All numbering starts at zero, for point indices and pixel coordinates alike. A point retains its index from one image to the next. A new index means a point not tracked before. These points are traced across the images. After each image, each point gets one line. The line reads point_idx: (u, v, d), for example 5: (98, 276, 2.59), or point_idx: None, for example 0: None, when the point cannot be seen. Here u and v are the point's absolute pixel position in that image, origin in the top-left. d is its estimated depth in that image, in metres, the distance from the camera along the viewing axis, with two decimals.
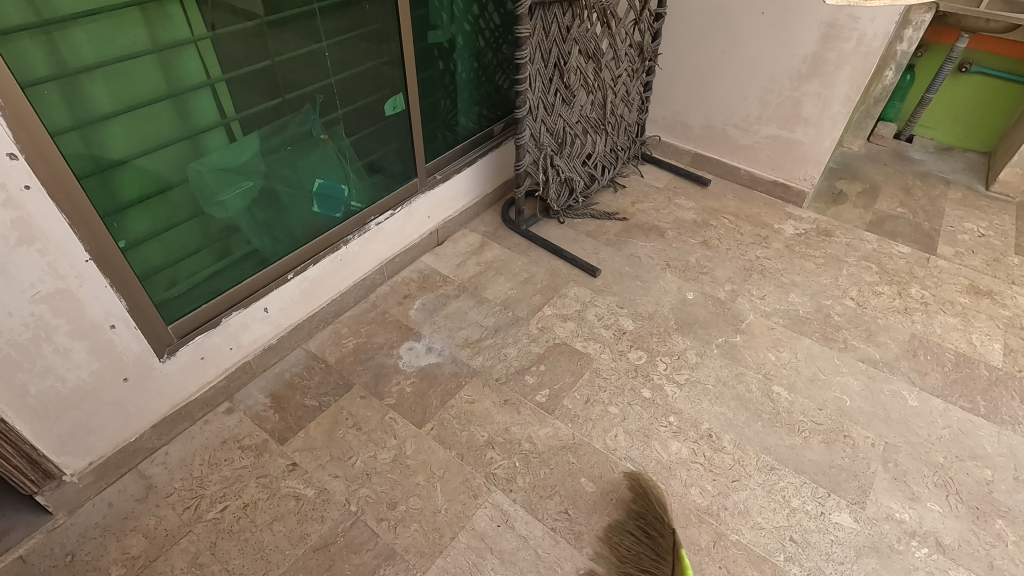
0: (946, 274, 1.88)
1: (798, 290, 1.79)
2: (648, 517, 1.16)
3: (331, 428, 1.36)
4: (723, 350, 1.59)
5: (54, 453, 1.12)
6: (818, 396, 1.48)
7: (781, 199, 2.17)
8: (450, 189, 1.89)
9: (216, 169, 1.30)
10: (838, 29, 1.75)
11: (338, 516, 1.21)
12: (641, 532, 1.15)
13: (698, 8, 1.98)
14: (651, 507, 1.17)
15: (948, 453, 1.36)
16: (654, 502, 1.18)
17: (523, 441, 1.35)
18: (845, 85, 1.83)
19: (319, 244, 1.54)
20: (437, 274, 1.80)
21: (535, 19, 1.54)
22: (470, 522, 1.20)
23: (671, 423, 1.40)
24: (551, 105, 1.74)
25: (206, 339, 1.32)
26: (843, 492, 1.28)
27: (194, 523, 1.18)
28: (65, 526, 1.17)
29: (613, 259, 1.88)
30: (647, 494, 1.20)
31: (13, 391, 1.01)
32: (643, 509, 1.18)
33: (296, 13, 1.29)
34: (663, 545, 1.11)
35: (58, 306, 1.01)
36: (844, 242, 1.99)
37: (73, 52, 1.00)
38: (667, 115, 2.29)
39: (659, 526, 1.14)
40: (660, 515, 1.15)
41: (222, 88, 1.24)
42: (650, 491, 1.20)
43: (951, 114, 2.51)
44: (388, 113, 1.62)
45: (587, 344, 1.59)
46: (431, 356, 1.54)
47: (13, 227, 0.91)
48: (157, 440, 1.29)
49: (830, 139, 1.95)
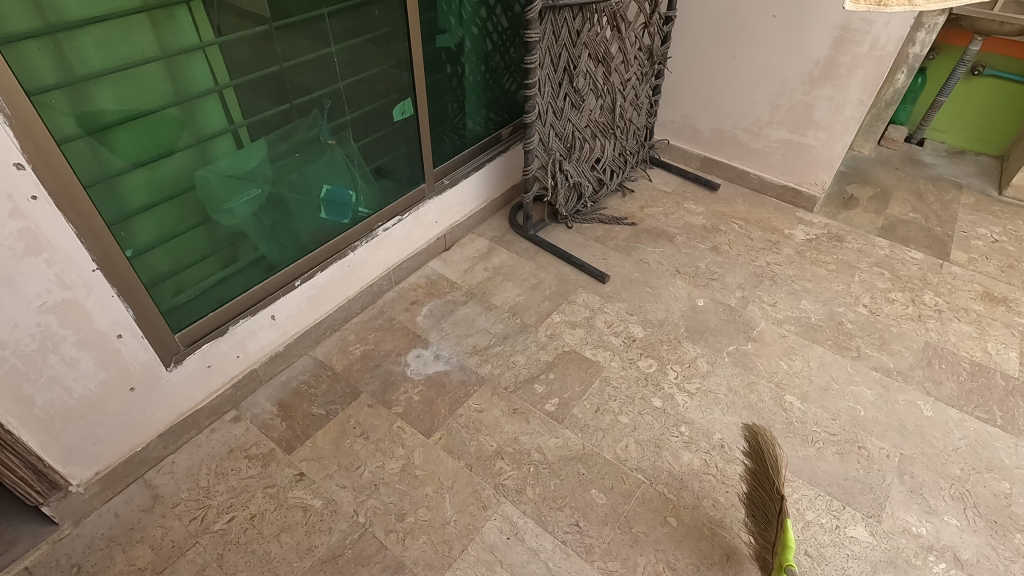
0: (960, 280, 1.85)
1: (810, 297, 1.77)
2: (765, 478, 1.15)
3: (339, 437, 1.35)
4: (734, 358, 1.57)
5: (60, 463, 1.10)
6: (831, 406, 1.45)
7: (791, 204, 2.15)
8: (457, 193, 1.87)
9: (224, 176, 1.28)
10: (851, 32, 1.73)
11: (346, 527, 1.19)
12: (756, 494, 1.16)
13: (709, 11, 1.95)
14: (767, 470, 1.15)
15: (965, 465, 1.33)
16: (770, 463, 1.15)
17: (533, 451, 1.33)
18: (859, 89, 1.81)
19: (326, 250, 1.52)
20: (445, 279, 1.79)
21: (545, 23, 1.52)
22: (479, 534, 1.19)
23: (682, 434, 1.38)
24: (561, 109, 1.72)
25: (214, 347, 1.31)
26: (858, 505, 1.26)
27: (201, 534, 1.17)
28: (71, 536, 1.16)
29: (622, 264, 1.86)
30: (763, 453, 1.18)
31: (20, 402, 0.99)
32: (761, 470, 1.17)
33: (304, 18, 1.28)
34: (772, 509, 1.10)
35: (65, 316, 1.00)
36: (856, 248, 1.97)
37: (80, 58, 0.99)
38: (676, 118, 2.27)
39: (771, 490, 1.12)
40: (773, 480, 1.13)
41: (230, 93, 1.23)
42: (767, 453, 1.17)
43: (963, 118, 2.48)
44: (396, 118, 1.61)
45: (596, 351, 1.57)
46: (439, 364, 1.53)
47: (20, 238, 0.90)
48: (164, 449, 1.28)
49: (842, 144, 1.93)
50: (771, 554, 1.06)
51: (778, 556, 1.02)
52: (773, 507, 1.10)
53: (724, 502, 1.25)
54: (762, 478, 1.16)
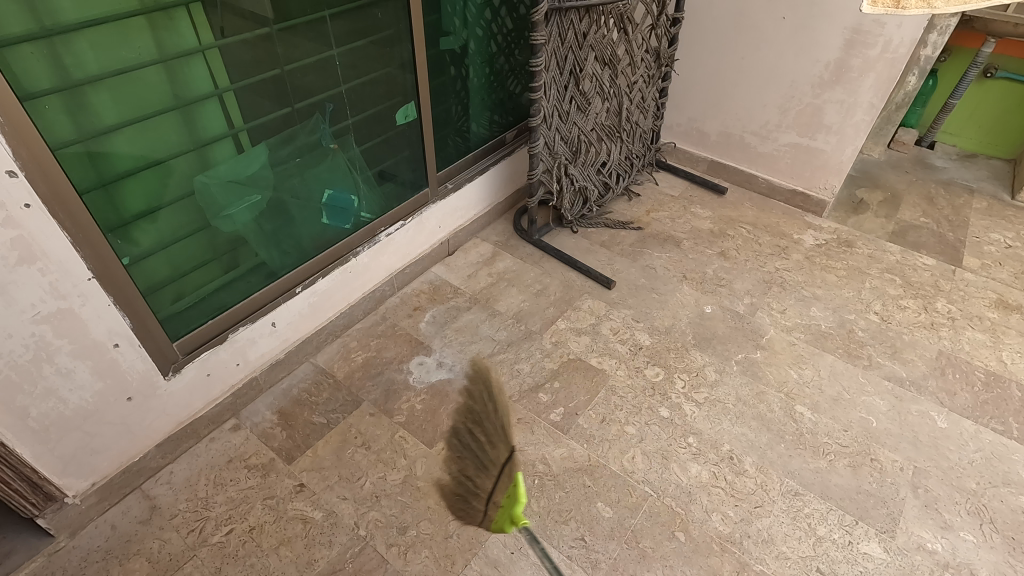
0: (973, 287, 1.81)
1: (820, 304, 1.74)
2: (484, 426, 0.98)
3: (340, 447, 1.32)
4: (742, 367, 1.54)
5: (55, 475, 1.08)
6: (842, 417, 1.42)
7: (800, 209, 2.12)
8: (461, 198, 1.85)
9: (224, 181, 1.26)
10: (863, 35, 1.70)
11: (346, 541, 1.17)
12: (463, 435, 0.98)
13: (717, 12, 1.92)
14: (491, 411, 0.99)
15: (981, 479, 1.30)
16: (496, 408, 0.99)
17: (538, 462, 1.30)
18: (870, 92, 1.77)
19: (328, 256, 1.50)
20: (448, 285, 1.76)
21: (551, 25, 1.50)
22: (483, 549, 1.16)
23: (690, 445, 1.35)
24: (566, 112, 1.69)
25: (213, 355, 1.29)
26: (871, 520, 1.23)
27: (199, 547, 1.15)
28: (68, 548, 1.14)
29: (629, 270, 1.83)
30: (492, 399, 1.00)
31: (14, 414, 0.97)
32: (477, 406, 0.99)
33: (306, 20, 1.25)
34: (490, 457, 0.95)
35: (60, 326, 0.98)
36: (866, 253, 1.93)
37: (76, 62, 0.97)
38: (683, 121, 2.24)
39: (492, 436, 0.97)
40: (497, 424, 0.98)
41: (230, 97, 1.21)
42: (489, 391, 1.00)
43: (975, 121, 2.44)
44: (399, 122, 1.58)
45: (602, 359, 1.55)
46: (442, 372, 1.50)
47: (13, 247, 0.88)
48: (162, 458, 1.26)
49: (852, 148, 1.89)
50: (489, 507, 0.93)
51: (505, 510, 0.91)
52: (495, 456, 0.95)
53: (733, 516, 1.22)
54: (480, 416, 0.99)
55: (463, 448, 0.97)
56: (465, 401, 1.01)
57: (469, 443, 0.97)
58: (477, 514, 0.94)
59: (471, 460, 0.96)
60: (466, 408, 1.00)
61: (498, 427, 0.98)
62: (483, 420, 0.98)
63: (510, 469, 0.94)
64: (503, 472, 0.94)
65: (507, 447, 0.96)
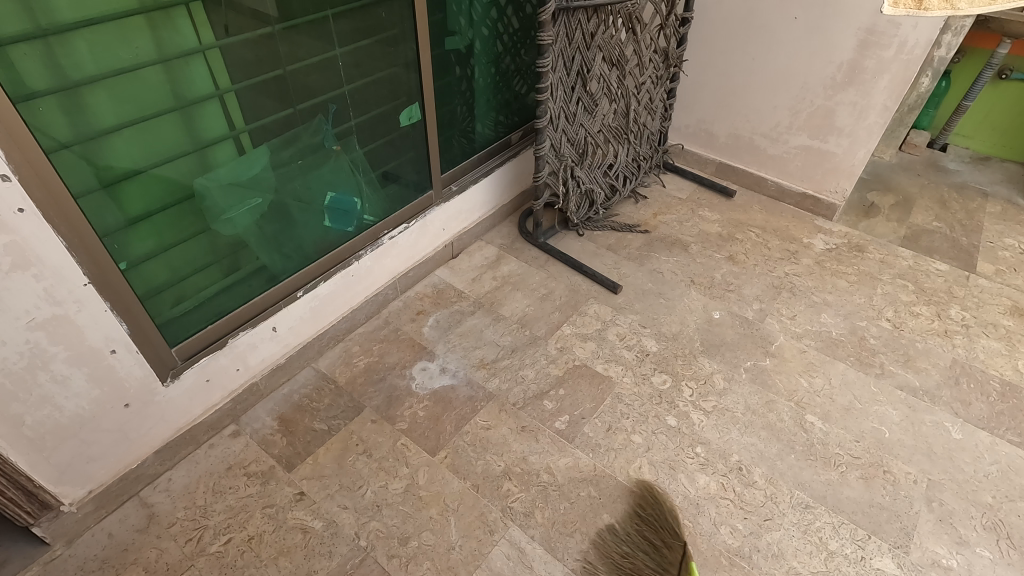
0: (988, 294, 1.77)
1: (830, 310, 1.70)
2: (665, 529, 1.14)
3: (342, 455, 1.30)
4: (752, 375, 1.51)
5: (51, 483, 1.06)
6: (854, 427, 1.39)
7: (810, 212, 2.08)
8: (466, 200, 1.82)
9: (225, 184, 1.24)
10: (877, 35, 1.67)
11: (347, 551, 1.15)
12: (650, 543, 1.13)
13: (728, 12, 1.89)
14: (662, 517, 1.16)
15: (997, 493, 1.27)
16: (666, 512, 1.16)
17: (542, 472, 1.28)
18: (885, 94, 1.73)
19: (330, 259, 1.47)
20: (452, 288, 1.74)
21: (558, 25, 1.47)
22: (486, 561, 1.13)
23: (698, 455, 1.32)
24: (573, 114, 1.66)
25: (213, 361, 1.27)
26: (884, 534, 1.19)
27: (197, 557, 1.13)
28: (64, 557, 1.12)
29: (635, 274, 1.80)
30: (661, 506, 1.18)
31: (9, 422, 0.95)
32: (658, 520, 1.16)
33: (308, 20, 1.23)
34: (670, 559, 1.09)
35: (55, 332, 0.96)
36: (878, 258, 1.90)
37: (74, 64, 0.95)
38: (691, 123, 2.21)
39: (667, 537, 1.12)
40: (668, 527, 1.14)
41: (232, 98, 1.19)
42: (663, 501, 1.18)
43: (989, 123, 2.40)
44: (404, 123, 1.56)
45: (608, 366, 1.52)
46: (445, 378, 1.47)
47: (7, 252, 0.85)
48: (160, 465, 1.24)
49: (864, 150, 1.86)
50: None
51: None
52: (671, 557, 1.09)
53: (742, 529, 1.19)
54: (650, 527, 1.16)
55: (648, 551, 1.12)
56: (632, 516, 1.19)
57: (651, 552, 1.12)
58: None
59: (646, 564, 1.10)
60: (646, 522, 1.17)
61: (670, 528, 1.13)
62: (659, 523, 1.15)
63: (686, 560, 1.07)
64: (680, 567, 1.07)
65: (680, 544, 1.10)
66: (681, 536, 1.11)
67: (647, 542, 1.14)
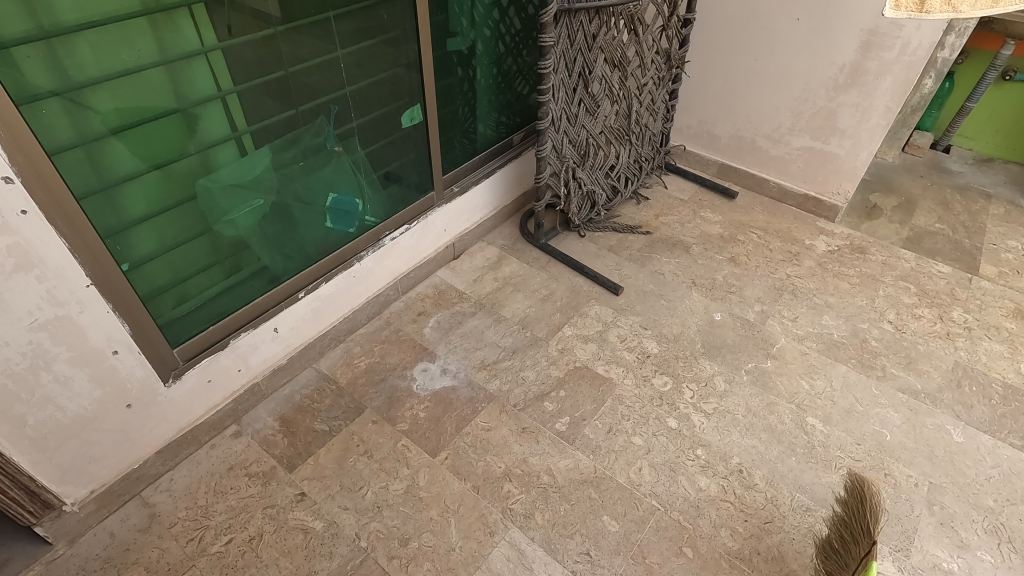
0: (990, 296, 1.77)
1: (832, 312, 1.70)
2: (856, 528, 1.02)
3: (342, 455, 1.30)
4: (753, 377, 1.51)
5: (53, 483, 1.07)
6: (855, 430, 1.39)
7: (812, 214, 2.08)
8: (467, 201, 1.82)
9: (227, 185, 1.25)
10: (879, 37, 1.66)
11: (348, 552, 1.15)
12: (839, 541, 1.04)
13: (730, 13, 1.89)
14: (863, 516, 1.03)
15: (998, 496, 1.26)
16: (870, 513, 1.02)
17: (542, 474, 1.28)
18: (887, 95, 1.73)
19: (331, 260, 1.48)
20: (453, 289, 1.74)
21: (560, 27, 1.46)
22: (486, 563, 1.14)
23: (699, 457, 1.32)
24: (575, 115, 1.66)
25: (214, 361, 1.27)
26: (885, 537, 1.19)
27: (199, 557, 1.13)
28: (66, 557, 1.12)
29: (637, 276, 1.80)
30: (863, 503, 1.04)
31: (11, 422, 0.96)
32: (853, 519, 1.04)
33: (310, 21, 1.23)
34: (853, 555, 1.00)
35: (57, 333, 0.96)
36: (880, 260, 1.89)
37: (76, 65, 0.95)
38: (693, 124, 2.20)
39: (857, 536, 1.01)
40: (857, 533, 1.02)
41: (233, 100, 1.19)
42: (870, 501, 1.04)
43: (992, 124, 2.39)
44: (405, 125, 1.56)
45: (609, 367, 1.52)
46: (446, 379, 1.48)
47: (9, 254, 0.85)
48: (161, 465, 1.24)
49: (867, 152, 1.85)
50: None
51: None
52: (856, 551, 1.00)
53: (742, 532, 1.19)
54: (852, 524, 1.04)
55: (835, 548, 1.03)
56: (841, 511, 1.08)
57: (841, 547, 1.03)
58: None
59: (837, 560, 1.03)
60: (843, 519, 1.06)
61: (864, 529, 1.01)
62: (852, 522, 1.04)
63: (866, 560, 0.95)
64: (859, 565, 0.97)
65: (869, 543, 0.98)
66: (874, 535, 0.99)
67: (842, 533, 1.04)
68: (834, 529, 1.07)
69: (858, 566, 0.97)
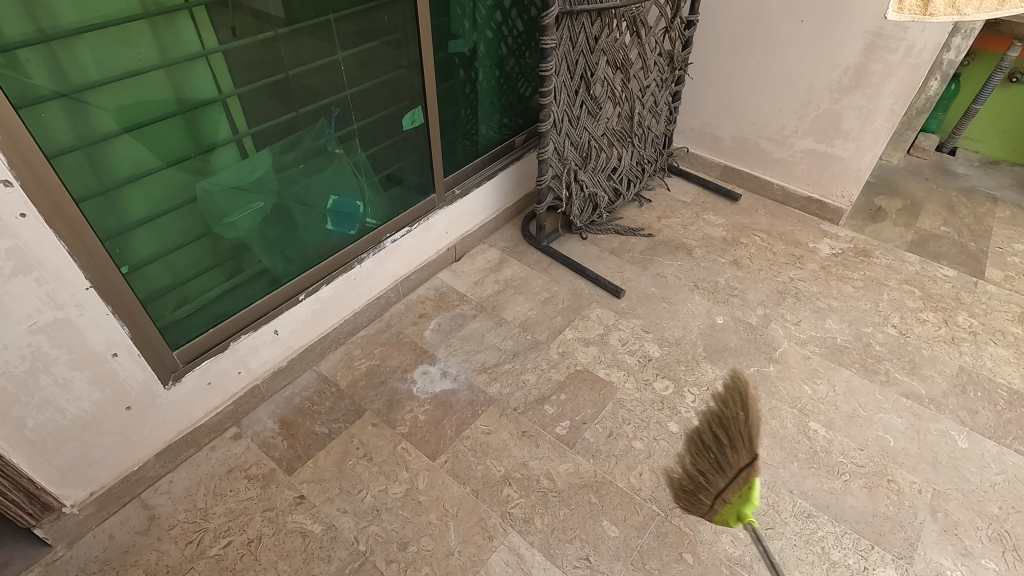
0: (996, 300, 1.75)
1: (835, 316, 1.69)
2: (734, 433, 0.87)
3: (341, 458, 1.30)
4: (755, 381, 1.50)
5: (52, 485, 1.07)
6: (859, 435, 1.37)
7: (816, 216, 2.06)
8: (469, 203, 1.82)
9: (227, 187, 1.25)
10: (884, 39, 1.65)
11: (346, 556, 1.14)
12: (710, 437, 0.90)
13: (733, 15, 1.88)
14: (742, 419, 0.87)
15: (1003, 504, 1.25)
16: (750, 417, 0.87)
17: (542, 478, 1.27)
18: (891, 98, 1.72)
19: (332, 263, 1.47)
20: (454, 291, 1.74)
21: (562, 29, 1.46)
22: (484, 567, 1.13)
23: None
24: (577, 117, 1.66)
25: (214, 364, 1.27)
26: (887, 545, 1.18)
27: (197, 559, 1.13)
28: (65, 558, 1.12)
29: (638, 279, 1.80)
30: (744, 406, 0.88)
31: (11, 424, 0.96)
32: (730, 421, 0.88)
33: (311, 23, 1.23)
34: (729, 460, 0.87)
35: (56, 336, 0.96)
36: (884, 264, 1.88)
37: (76, 68, 0.95)
38: (696, 126, 2.19)
39: (733, 441, 0.87)
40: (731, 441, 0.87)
41: (234, 102, 1.19)
42: (751, 404, 0.88)
43: (998, 126, 2.37)
44: (407, 127, 1.56)
45: (610, 371, 1.51)
46: (446, 382, 1.47)
47: (9, 257, 0.85)
48: (161, 467, 1.24)
49: (871, 155, 1.84)
50: (716, 501, 0.88)
51: (732, 506, 0.86)
52: (733, 459, 0.86)
53: (744, 538, 1.18)
54: (728, 423, 0.88)
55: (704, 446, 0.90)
56: (714, 406, 0.91)
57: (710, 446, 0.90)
58: (703, 505, 0.91)
59: (708, 458, 0.90)
60: (716, 414, 0.90)
61: (744, 435, 0.86)
62: (729, 425, 0.88)
63: (749, 473, 0.84)
64: (738, 475, 0.86)
65: (750, 453, 0.85)
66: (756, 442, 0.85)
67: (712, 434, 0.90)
68: (702, 420, 0.92)
69: (738, 477, 0.85)
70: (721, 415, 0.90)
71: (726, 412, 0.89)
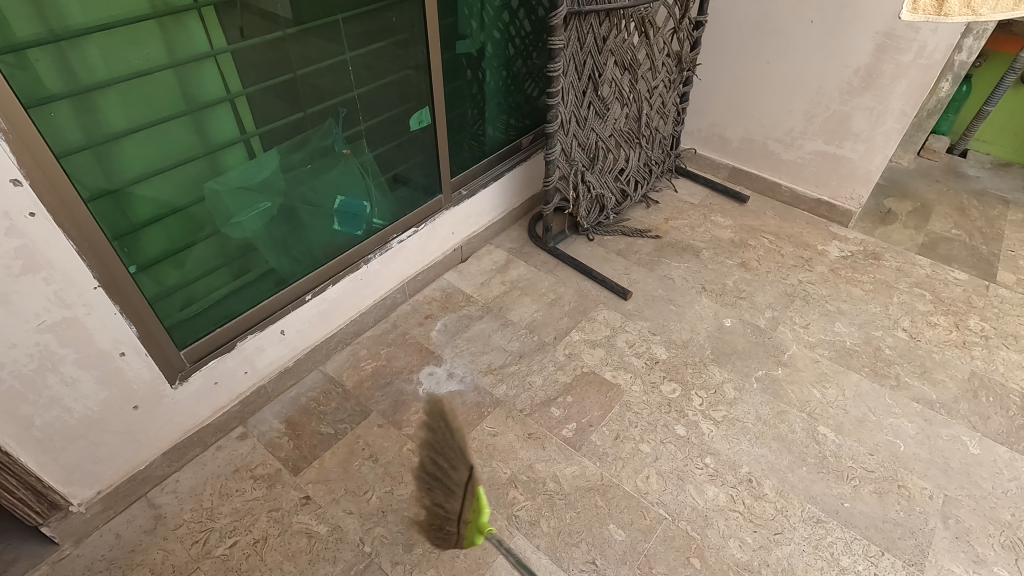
0: (1008, 304, 1.73)
1: (844, 319, 1.67)
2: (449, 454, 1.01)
3: (346, 459, 1.30)
4: (763, 385, 1.48)
5: (60, 483, 1.07)
6: (868, 440, 1.36)
7: (825, 218, 2.05)
8: (476, 204, 1.81)
9: (235, 187, 1.25)
10: (895, 40, 1.64)
11: (351, 557, 1.14)
12: (433, 467, 1.01)
13: (742, 15, 1.87)
14: (451, 442, 1.02)
15: (1016, 511, 1.23)
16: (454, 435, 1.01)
17: (548, 480, 1.27)
18: (902, 99, 1.70)
19: (339, 263, 1.47)
20: (461, 292, 1.73)
21: (570, 29, 1.45)
22: (489, 570, 1.13)
23: (707, 466, 1.30)
24: (584, 118, 1.65)
25: (221, 364, 1.27)
26: (898, 551, 1.17)
27: (202, 559, 1.13)
28: (71, 557, 1.13)
29: (645, 280, 1.79)
30: (448, 426, 1.02)
31: (18, 423, 0.96)
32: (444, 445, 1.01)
33: (319, 24, 1.23)
34: (454, 480, 1.01)
35: (64, 335, 0.96)
36: (894, 267, 1.86)
37: (85, 67, 0.95)
38: (704, 127, 2.18)
39: (453, 461, 1.01)
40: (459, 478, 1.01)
41: (242, 102, 1.20)
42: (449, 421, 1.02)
43: (1011, 127, 2.34)
44: (414, 128, 1.55)
45: (617, 373, 1.50)
46: (452, 383, 1.47)
47: (17, 256, 0.85)
48: (168, 467, 1.25)
49: (881, 157, 1.82)
50: (461, 523, 1.03)
51: (474, 522, 1.02)
52: (458, 477, 1.01)
53: (752, 543, 1.17)
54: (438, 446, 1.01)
55: (432, 481, 1.02)
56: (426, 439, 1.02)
57: (436, 473, 1.03)
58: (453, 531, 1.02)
59: (437, 488, 1.01)
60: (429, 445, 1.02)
61: (457, 451, 1.02)
62: (442, 449, 1.01)
63: (473, 487, 1.02)
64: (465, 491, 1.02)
65: (465, 466, 1.02)
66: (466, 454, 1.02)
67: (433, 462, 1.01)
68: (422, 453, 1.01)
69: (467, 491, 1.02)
70: (433, 440, 1.03)
71: (437, 435, 1.02)
